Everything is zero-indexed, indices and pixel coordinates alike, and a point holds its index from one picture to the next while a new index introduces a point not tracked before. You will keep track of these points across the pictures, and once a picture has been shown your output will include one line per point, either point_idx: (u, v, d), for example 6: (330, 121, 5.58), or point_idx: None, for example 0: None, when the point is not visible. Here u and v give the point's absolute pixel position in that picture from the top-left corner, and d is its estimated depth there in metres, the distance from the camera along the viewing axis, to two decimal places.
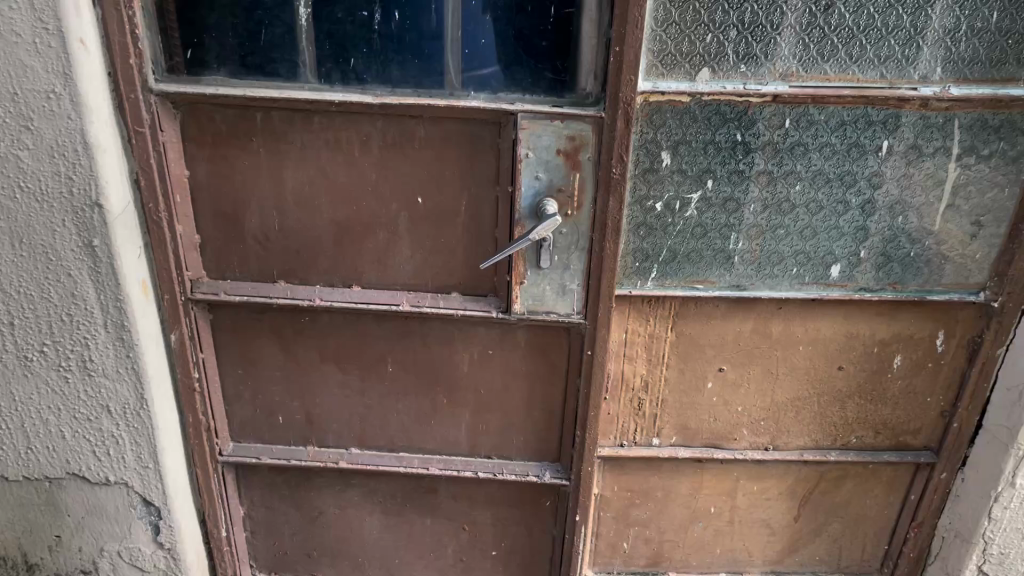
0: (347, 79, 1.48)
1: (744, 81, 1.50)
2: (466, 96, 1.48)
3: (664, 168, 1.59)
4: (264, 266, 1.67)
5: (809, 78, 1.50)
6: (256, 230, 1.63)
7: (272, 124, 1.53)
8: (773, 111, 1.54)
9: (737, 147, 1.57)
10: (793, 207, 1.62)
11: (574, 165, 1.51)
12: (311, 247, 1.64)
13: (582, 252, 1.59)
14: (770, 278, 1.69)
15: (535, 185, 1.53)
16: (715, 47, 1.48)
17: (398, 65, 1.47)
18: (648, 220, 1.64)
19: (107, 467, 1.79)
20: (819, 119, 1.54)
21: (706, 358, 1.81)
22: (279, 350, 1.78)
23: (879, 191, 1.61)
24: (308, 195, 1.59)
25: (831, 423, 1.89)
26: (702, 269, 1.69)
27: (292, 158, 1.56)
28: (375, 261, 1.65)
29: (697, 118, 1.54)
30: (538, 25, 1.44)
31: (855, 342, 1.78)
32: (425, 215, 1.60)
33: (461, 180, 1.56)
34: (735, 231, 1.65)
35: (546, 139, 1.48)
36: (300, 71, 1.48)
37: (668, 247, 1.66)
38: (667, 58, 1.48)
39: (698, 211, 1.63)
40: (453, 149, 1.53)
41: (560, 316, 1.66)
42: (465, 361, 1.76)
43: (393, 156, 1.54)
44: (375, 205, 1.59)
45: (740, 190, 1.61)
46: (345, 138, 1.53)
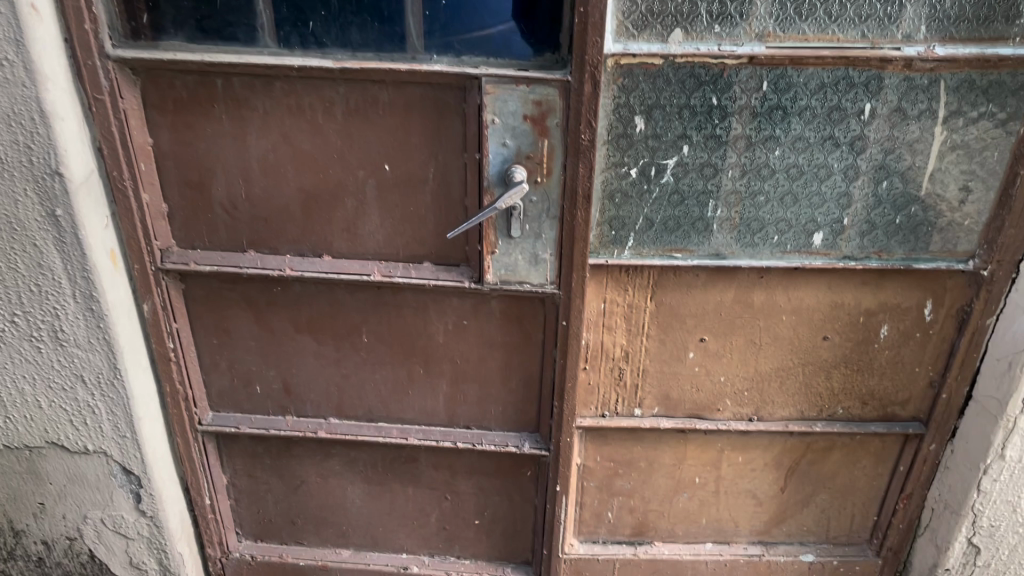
0: (307, 43, 1.44)
1: (718, 42, 1.44)
2: (428, 60, 1.43)
3: (638, 134, 1.54)
4: (234, 235, 1.65)
5: (786, 38, 1.44)
6: (223, 199, 1.61)
7: (233, 90, 1.50)
8: (750, 73, 1.47)
9: (713, 112, 1.51)
10: (772, 173, 1.57)
11: (542, 131, 1.46)
12: (279, 216, 1.62)
13: (553, 221, 1.55)
14: (750, 246, 1.65)
15: (502, 152, 1.49)
16: (688, 7, 1.42)
17: (358, 28, 1.42)
18: (623, 187, 1.59)
19: (86, 436, 1.80)
20: (799, 81, 1.48)
21: (686, 329, 1.77)
22: (253, 320, 1.76)
23: (863, 156, 1.55)
24: (274, 163, 1.56)
25: (817, 393, 1.85)
26: (680, 238, 1.65)
27: (255, 124, 1.52)
28: (344, 229, 1.62)
29: (670, 82, 1.48)
30: None
31: (840, 311, 1.74)
32: (393, 183, 1.57)
33: (428, 146, 1.52)
34: (712, 199, 1.60)
35: (513, 104, 1.44)
36: (258, 35, 1.44)
37: (644, 216, 1.62)
38: (637, 19, 1.43)
39: (674, 177, 1.58)
40: (418, 115, 1.49)
41: (533, 286, 1.63)
42: (440, 331, 1.74)
43: (358, 122, 1.51)
44: (342, 173, 1.56)
45: (718, 156, 1.56)
46: (307, 104, 1.50)
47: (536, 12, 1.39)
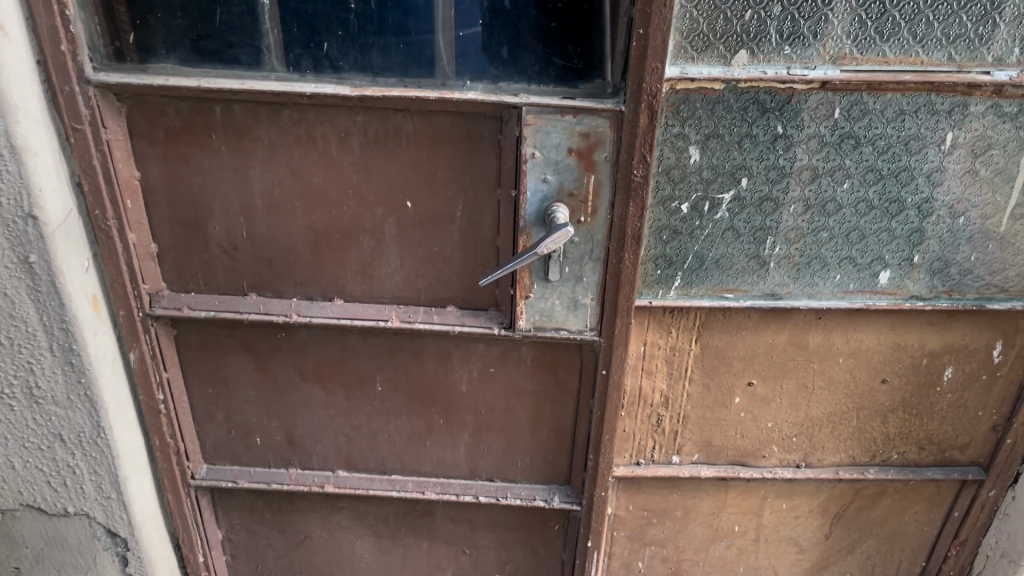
0: (320, 66, 1.25)
1: (788, 65, 1.28)
2: (461, 86, 1.25)
3: (692, 165, 1.37)
4: (233, 277, 1.46)
5: (865, 61, 1.27)
6: (221, 238, 1.42)
7: (234, 119, 1.31)
8: (820, 99, 1.31)
9: (777, 141, 1.35)
10: (839, 208, 1.41)
11: (588, 165, 1.29)
12: (285, 257, 1.43)
13: (597, 263, 1.39)
14: (809, 285, 1.49)
15: (542, 189, 1.31)
16: (756, 26, 1.25)
17: (380, 50, 1.23)
18: (673, 223, 1.43)
19: (65, 498, 1.59)
20: (875, 108, 1.31)
21: (733, 373, 1.62)
22: (253, 368, 1.57)
23: (940, 190, 1.39)
24: (280, 200, 1.38)
25: (871, 439, 1.70)
26: (733, 278, 1.49)
27: (259, 156, 1.34)
28: (358, 271, 1.44)
29: (730, 110, 1.32)
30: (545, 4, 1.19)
31: (902, 353, 1.59)
32: (416, 220, 1.39)
33: (456, 181, 1.35)
34: (771, 235, 1.44)
35: (556, 136, 1.27)
36: (263, 58, 1.24)
37: (695, 253, 1.46)
38: (698, 39, 1.26)
39: (729, 212, 1.42)
40: (446, 146, 1.31)
41: (570, 333, 1.46)
42: (463, 380, 1.56)
43: (377, 154, 1.33)
44: (358, 210, 1.38)
45: (780, 190, 1.39)
46: (319, 134, 1.31)
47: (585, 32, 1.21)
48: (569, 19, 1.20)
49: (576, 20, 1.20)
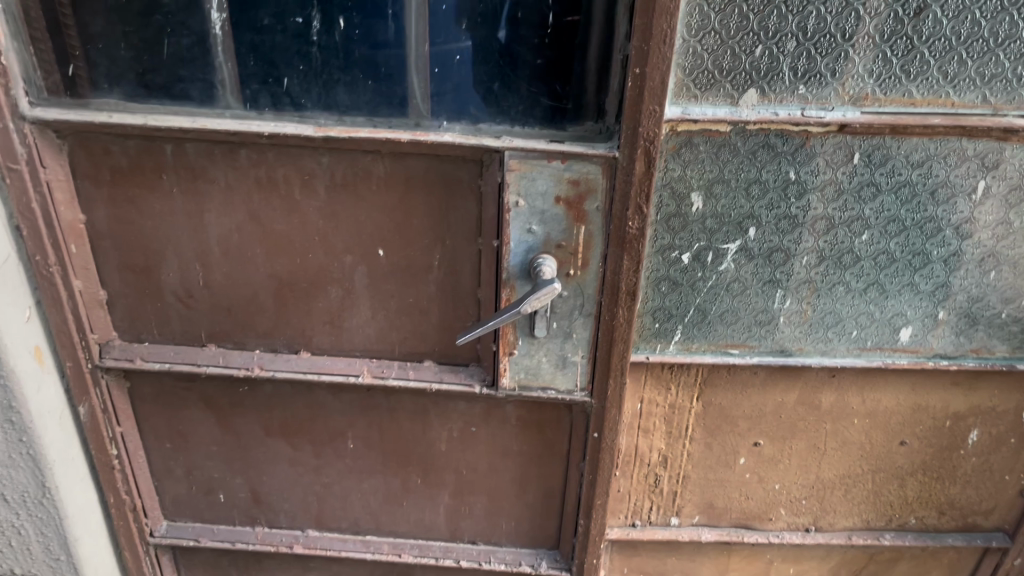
0: (280, 103, 1.12)
1: (802, 106, 1.14)
2: (436, 127, 1.12)
3: (695, 213, 1.24)
4: (190, 327, 1.34)
5: (889, 101, 1.14)
6: (176, 286, 1.29)
7: (186, 158, 1.18)
8: (838, 143, 1.17)
9: (789, 188, 1.21)
10: (856, 260, 1.28)
11: (579, 216, 1.16)
12: (246, 306, 1.31)
13: (588, 319, 1.25)
14: (823, 341, 1.36)
15: (527, 239, 1.18)
16: (767, 63, 1.11)
17: (346, 87, 1.10)
18: (673, 274, 1.30)
19: (11, 559, 1.46)
20: (898, 153, 1.18)
21: (738, 432, 1.48)
22: (214, 423, 1.44)
23: (969, 243, 1.26)
24: (239, 246, 1.25)
25: (887, 503, 1.56)
26: (739, 333, 1.36)
27: (215, 200, 1.21)
28: (326, 323, 1.32)
29: (738, 155, 1.19)
30: (531, 39, 1.05)
31: (922, 415, 1.45)
32: (389, 270, 1.26)
33: (432, 229, 1.21)
34: (781, 288, 1.31)
35: (542, 184, 1.14)
36: (216, 93, 1.12)
37: (697, 305, 1.33)
38: (702, 77, 1.12)
39: (735, 263, 1.29)
40: (421, 191, 1.18)
41: (558, 392, 1.33)
42: (443, 439, 1.43)
43: (344, 199, 1.20)
44: (324, 258, 1.25)
45: (791, 240, 1.26)
46: (281, 177, 1.18)
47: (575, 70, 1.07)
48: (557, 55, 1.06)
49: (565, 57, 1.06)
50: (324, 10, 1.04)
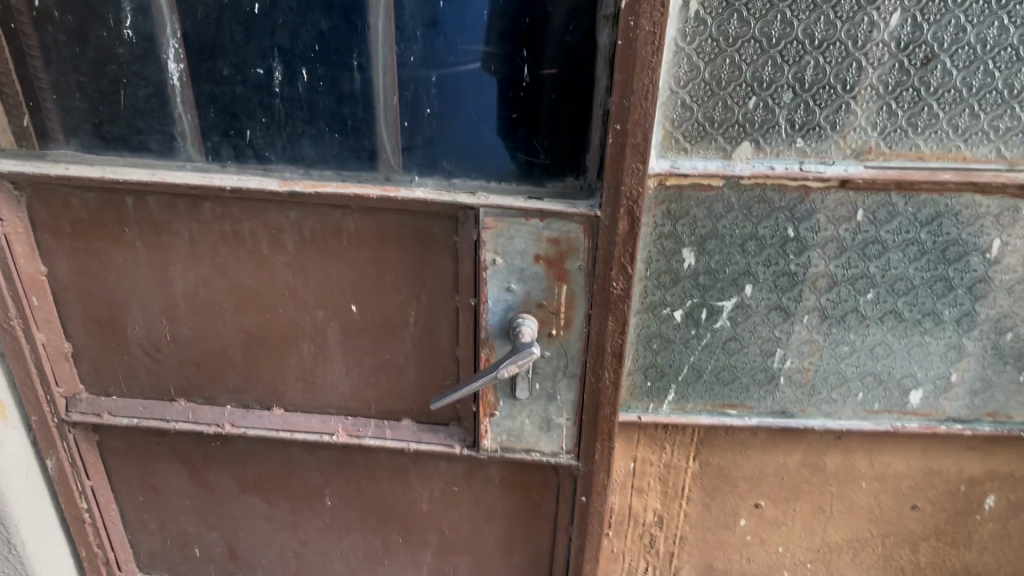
0: (243, 156, 1.06)
1: (800, 160, 1.07)
2: (408, 181, 1.05)
3: (687, 270, 1.16)
4: (158, 381, 1.28)
5: (895, 155, 1.06)
6: (142, 339, 1.24)
7: (148, 211, 1.12)
8: (840, 198, 1.09)
9: (788, 245, 1.13)
10: (862, 320, 1.19)
11: (560, 275, 1.09)
12: (215, 361, 1.25)
13: (572, 380, 1.17)
14: (826, 402, 1.27)
15: (505, 299, 1.11)
16: (762, 114, 1.04)
17: (311, 140, 1.04)
18: (665, 332, 1.22)
19: None
20: (905, 209, 1.10)
21: (738, 493, 1.40)
22: (186, 477, 1.39)
23: (984, 303, 1.17)
24: (206, 301, 1.19)
25: (897, 566, 1.48)
26: (737, 393, 1.27)
27: (179, 253, 1.15)
28: (299, 379, 1.25)
29: (732, 210, 1.11)
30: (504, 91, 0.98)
31: (935, 479, 1.36)
32: (362, 326, 1.19)
33: (407, 285, 1.15)
34: (781, 348, 1.23)
35: (520, 242, 1.07)
36: (176, 145, 1.06)
37: (691, 364, 1.25)
38: (691, 129, 1.05)
39: (731, 321, 1.20)
40: (394, 247, 1.12)
41: (543, 455, 1.25)
42: (424, 498, 1.36)
43: (314, 254, 1.13)
44: (295, 313, 1.19)
45: (791, 298, 1.18)
46: (247, 230, 1.12)
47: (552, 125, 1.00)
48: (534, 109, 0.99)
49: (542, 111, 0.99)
50: (286, 60, 0.98)
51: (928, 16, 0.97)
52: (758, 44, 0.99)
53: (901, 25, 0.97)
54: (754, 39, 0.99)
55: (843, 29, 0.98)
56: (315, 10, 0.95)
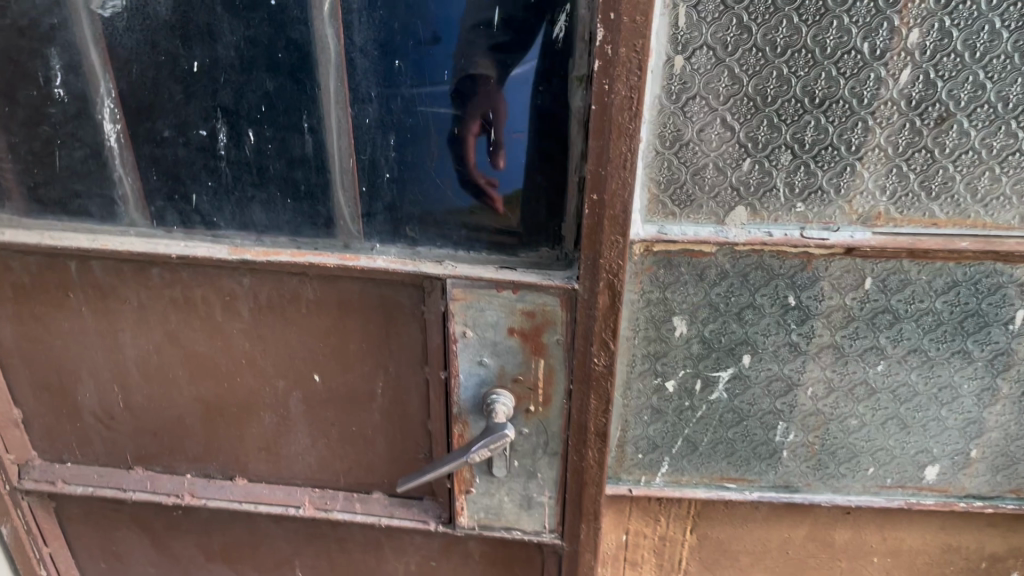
0: (190, 221, 0.97)
1: (802, 225, 0.97)
2: (369, 249, 0.97)
3: (678, 339, 1.06)
4: (114, 449, 1.20)
5: (906, 221, 0.96)
6: (95, 407, 1.16)
7: (93, 276, 1.04)
8: (846, 266, 0.99)
9: (789, 314, 1.03)
10: (871, 392, 1.09)
11: (536, 349, 0.99)
12: (173, 430, 1.17)
13: (554, 458, 1.08)
14: (834, 477, 1.17)
15: (477, 373, 1.02)
16: (758, 177, 0.94)
17: (262, 205, 0.95)
18: (656, 403, 1.12)
19: None
20: (918, 278, 0.99)
21: (739, 567, 1.30)
22: (149, 545, 1.30)
23: (1006, 376, 1.06)
24: (160, 368, 1.11)
25: None
26: (736, 465, 1.17)
27: (129, 319, 1.07)
28: (261, 450, 1.17)
29: (727, 277, 1.01)
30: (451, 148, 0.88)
31: (953, 555, 1.26)
32: (327, 397, 1.10)
33: (372, 356, 1.06)
34: (783, 421, 1.12)
35: (491, 314, 0.97)
36: (118, 209, 0.97)
37: (686, 436, 1.15)
38: (679, 192, 0.96)
39: (728, 393, 1.10)
40: (357, 316, 1.03)
41: (525, 533, 1.15)
42: (400, 570, 1.27)
43: (272, 322, 1.05)
44: (254, 382, 1.10)
45: (793, 369, 1.08)
46: (199, 297, 1.04)
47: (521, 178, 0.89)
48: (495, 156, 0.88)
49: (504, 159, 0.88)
50: (231, 122, 0.89)
51: (942, 72, 0.87)
52: (752, 102, 0.89)
53: (913, 82, 0.87)
54: (747, 97, 0.89)
55: (847, 87, 0.88)
56: (259, 68, 0.86)
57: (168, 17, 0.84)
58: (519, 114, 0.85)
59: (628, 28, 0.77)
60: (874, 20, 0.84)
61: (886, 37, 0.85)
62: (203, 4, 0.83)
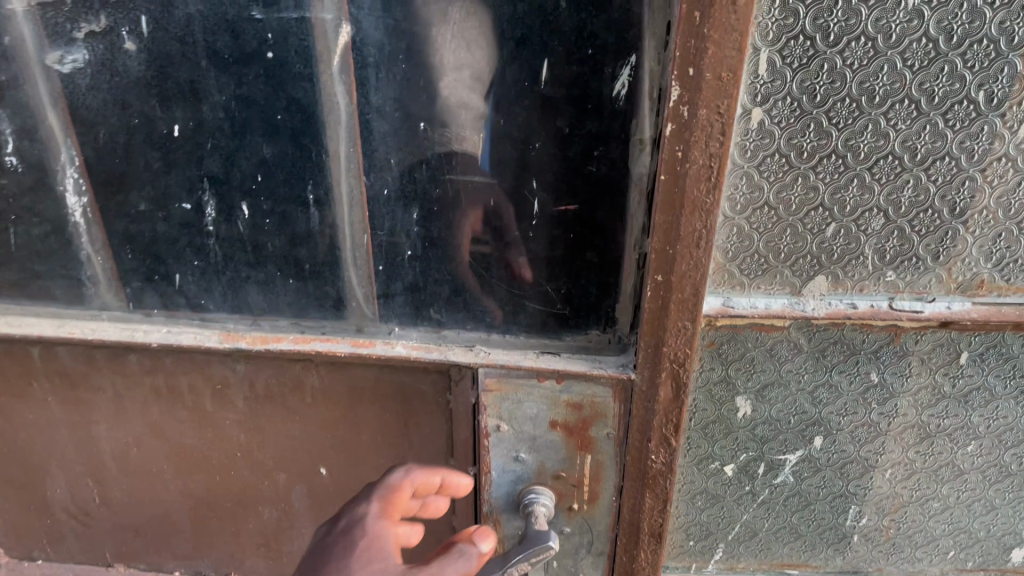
0: (172, 305, 0.82)
1: (891, 295, 0.82)
2: (386, 333, 0.82)
3: (741, 420, 0.93)
4: (92, 546, 1.06)
5: (1013, 290, 0.82)
6: (67, 502, 1.01)
7: (60, 364, 0.89)
8: (938, 339, 0.85)
9: (870, 392, 0.89)
10: (958, 474, 0.96)
11: (582, 444, 0.85)
12: (158, 526, 1.02)
13: (598, 558, 0.94)
14: (908, 560, 1.05)
15: (512, 469, 0.87)
16: (844, 243, 0.79)
17: (259, 285, 0.80)
18: (712, 488, 0.99)
19: None
20: (1021, 352, 0.86)
21: None
22: None
23: None
24: (141, 463, 0.96)
25: None
26: (799, 552, 1.05)
27: (103, 410, 0.92)
28: (261, 546, 1.03)
29: (800, 354, 0.87)
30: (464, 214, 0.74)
31: None
32: (335, 491, 0.96)
33: (389, 448, 0.92)
34: (855, 504, 0.99)
35: (531, 407, 0.82)
36: (88, 292, 0.82)
37: (744, 522, 1.02)
38: (750, 261, 0.81)
39: (795, 477, 0.97)
40: (371, 406, 0.88)
41: None
42: None
43: (271, 412, 0.90)
44: (250, 476, 0.96)
45: (870, 451, 0.94)
46: (184, 385, 0.89)
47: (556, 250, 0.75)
48: (497, 223, 0.74)
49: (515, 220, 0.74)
50: (221, 193, 0.75)
51: None
52: (841, 160, 0.74)
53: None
54: (835, 154, 0.74)
55: (954, 141, 0.73)
56: (254, 132, 0.71)
57: (141, 74, 0.69)
58: (553, 175, 0.71)
59: (711, 86, 0.62)
60: (992, 64, 0.69)
61: (1005, 84, 0.70)
62: (183, 58, 0.68)
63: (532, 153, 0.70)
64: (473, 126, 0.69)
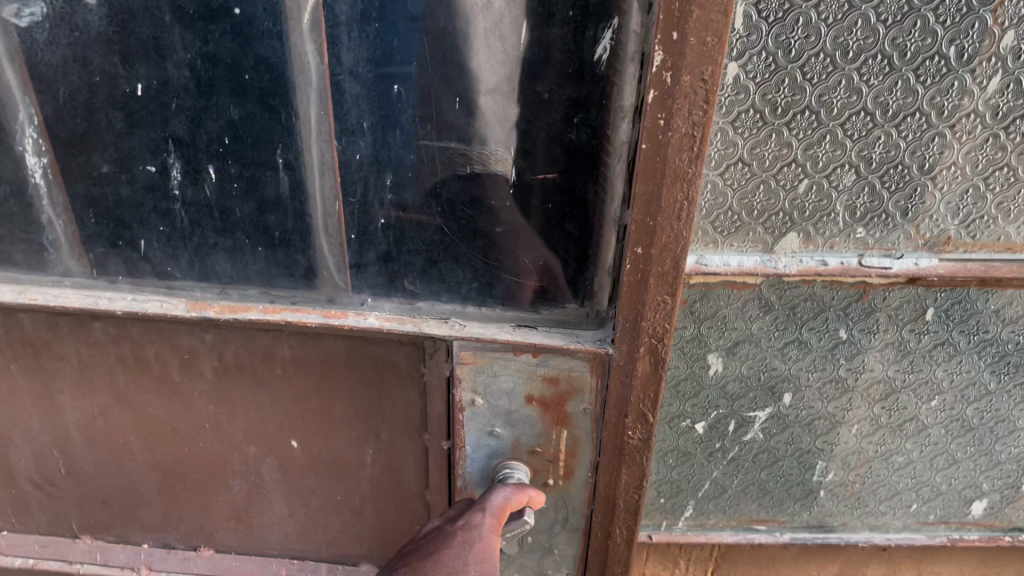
0: (137, 271, 0.80)
1: (861, 252, 0.79)
2: (357, 303, 0.80)
3: (711, 378, 0.91)
4: (57, 517, 1.04)
5: (978, 246, 0.79)
6: (32, 472, 0.99)
7: (21, 330, 0.86)
8: (907, 294, 0.83)
9: (838, 347, 0.88)
10: (922, 428, 0.95)
11: (559, 419, 0.83)
12: (125, 497, 1.00)
13: (573, 534, 0.93)
14: (873, 515, 1.05)
15: (488, 444, 0.86)
16: (815, 199, 0.76)
17: (226, 252, 0.78)
18: (682, 445, 0.98)
19: None
20: (985, 307, 0.84)
21: None
22: None
23: None
24: (107, 433, 0.94)
25: None
26: (768, 508, 1.05)
27: (68, 379, 0.90)
28: (231, 519, 1.01)
29: (771, 310, 0.85)
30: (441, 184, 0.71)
31: None
32: (307, 463, 0.94)
33: (361, 421, 0.90)
34: (822, 459, 0.99)
35: (506, 381, 0.81)
36: (51, 257, 0.80)
37: (714, 479, 1.01)
38: (721, 217, 0.77)
39: (764, 432, 0.96)
40: (344, 377, 0.86)
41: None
42: None
43: (239, 383, 0.88)
44: (219, 448, 0.94)
45: (837, 406, 0.93)
46: (150, 355, 0.86)
47: (533, 221, 0.73)
48: (473, 191, 0.72)
49: (495, 190, 0.71)
50: (187, 156, 0.72)
51: None
52: (815, 116, 0.71)
53: (1001, 91, 0.70)
54: (809, 110, 0.71)
55: (925, 97, 0.70)
56: (220, 92, 0.68)
57: (102, 30, 0.66)
58: (532, 143, 0.69)
59: (695, 51, 0.60)
60: (964, 19, 0.66)
61: (975, 40, 0.67)
62: (146, 12, 0.65)
63: (511, 121, 0.68)
64: (449, 89, 0.66)
